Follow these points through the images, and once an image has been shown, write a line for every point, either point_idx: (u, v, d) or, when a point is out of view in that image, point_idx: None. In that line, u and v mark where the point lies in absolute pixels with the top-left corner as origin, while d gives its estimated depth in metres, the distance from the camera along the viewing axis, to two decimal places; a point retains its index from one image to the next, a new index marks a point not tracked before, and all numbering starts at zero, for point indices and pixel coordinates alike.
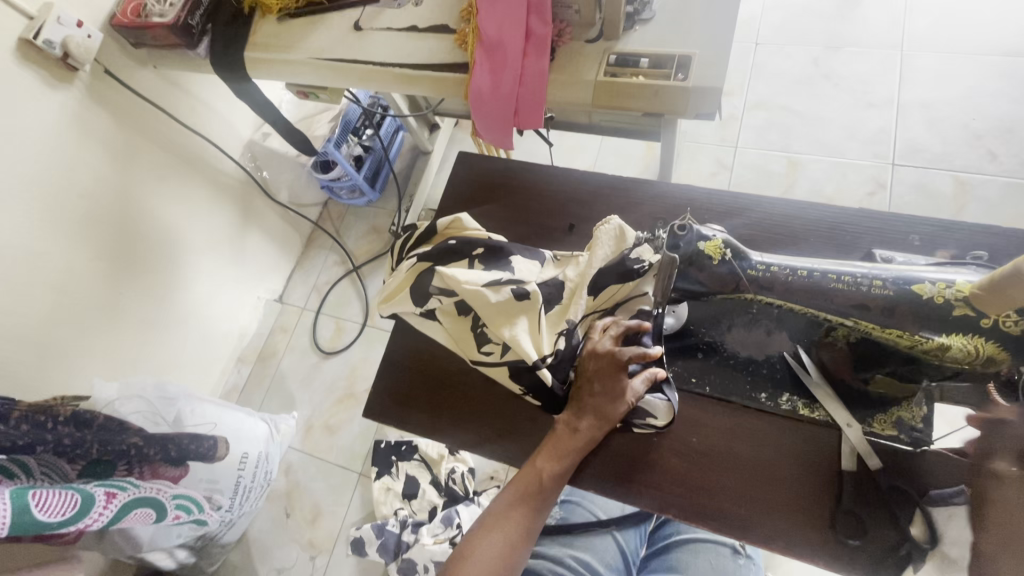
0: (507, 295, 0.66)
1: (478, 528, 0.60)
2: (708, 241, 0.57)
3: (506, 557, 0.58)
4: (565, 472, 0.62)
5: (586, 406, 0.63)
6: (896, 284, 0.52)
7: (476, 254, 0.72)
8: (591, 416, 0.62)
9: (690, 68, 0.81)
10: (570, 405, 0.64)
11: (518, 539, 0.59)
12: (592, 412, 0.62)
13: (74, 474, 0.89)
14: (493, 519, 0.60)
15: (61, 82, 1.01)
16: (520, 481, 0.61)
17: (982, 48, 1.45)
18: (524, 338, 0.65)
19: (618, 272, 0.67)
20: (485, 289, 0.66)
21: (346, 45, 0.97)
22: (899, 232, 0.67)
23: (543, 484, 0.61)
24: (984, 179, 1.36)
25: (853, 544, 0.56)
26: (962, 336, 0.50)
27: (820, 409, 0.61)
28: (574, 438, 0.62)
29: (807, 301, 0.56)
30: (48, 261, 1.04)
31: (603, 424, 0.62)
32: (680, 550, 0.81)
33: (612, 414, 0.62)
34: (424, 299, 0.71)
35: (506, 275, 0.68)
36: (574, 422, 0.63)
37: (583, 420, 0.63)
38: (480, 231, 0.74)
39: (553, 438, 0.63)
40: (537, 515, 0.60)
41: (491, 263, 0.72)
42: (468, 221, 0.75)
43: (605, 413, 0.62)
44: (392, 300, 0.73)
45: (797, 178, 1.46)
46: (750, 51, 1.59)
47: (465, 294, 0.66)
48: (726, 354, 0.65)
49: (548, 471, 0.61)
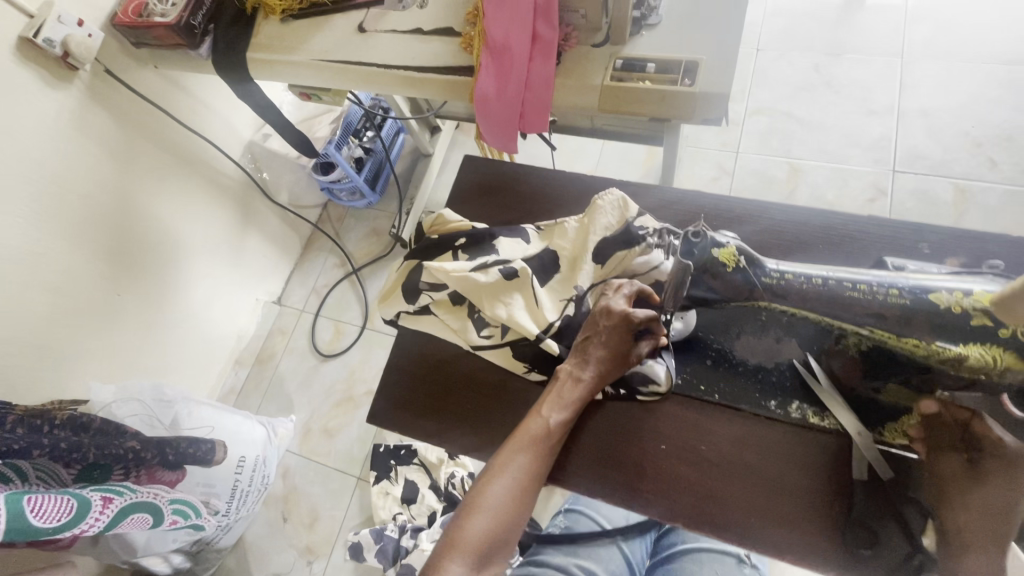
0: (496, 276, 0.70)
1: (484, 476, 0.58)
2: (720, 249, 0.56)
3: (517, 501, 0.57)
4: (568, 421, 0.62)
5: (592, 357, 0.63)
6: (913, 292, 0.51)
7: (459, 246, 0.75)
8: (596, 367, 0.63)
9: (697, 74, 0.80)
10: (575, 355, 0.64)
11: (527, 483, 0.58)
12: (598, 363, 0.63)
13: (69, 478, 0.86)
14: (503, 465, 0.58)
15: (59, 81, 1.00)
16: (525, 430, 0.61)
17: (981, 57, 1.46)
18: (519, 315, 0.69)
19: (623, 238, 0.70)
20: (473, 273, 0.70)
21: (350, 47, 0.97)
22: (907, 239, 0.67)
23: (550, 432, 0.61)
24: (984, 186, 1.36)
25: (864, 554, 0.55)
26: (981, 345, 0.49)
27: (829, 418, 0.61)
28: (577, 388, 0.63)
29: (821, 310, 0.55)
30: (45, 261, 1.03)
31: (606, 376, 0.63)
32: (685, 559, 0.80)
33: (615, 367, 0.63)
34: (416, 296, 0.75)
35: (493, 258, 0.72)
36: (578, 372, 0.63)
37: (587, 370, 0.63)
38: (463, 222, 0.77)
39: (556, 388, 0.63)
40: (544, 462, 0.60)
41: (475, 251, 0.74)
42: (450, 215, 0.78)
43: (610, 365, 0.63)
44: (388, 301, 0.77)
45: (799, 183, 1.46)
46: (751, 57, 1.59)
47: (454, 280, 0.69)
48: (735, 361, 0.65)
49: (553, 419, 0.61)
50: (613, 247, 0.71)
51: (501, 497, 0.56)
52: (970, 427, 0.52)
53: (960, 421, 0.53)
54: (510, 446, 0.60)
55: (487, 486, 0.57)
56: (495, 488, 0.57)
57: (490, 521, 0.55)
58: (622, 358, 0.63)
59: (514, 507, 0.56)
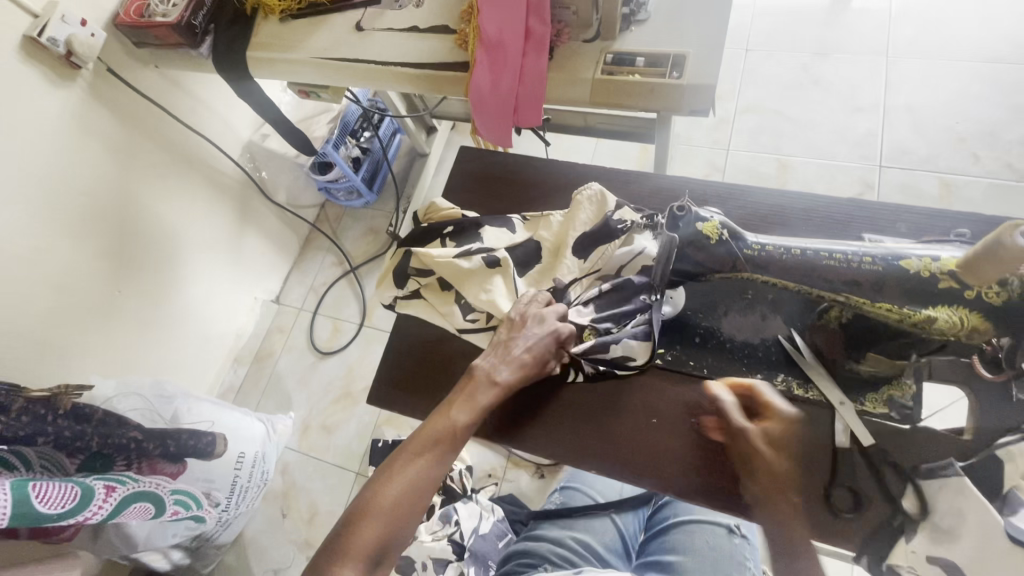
0: (478, 261, 0.73)
1: (383, 471, 0.59)
2: (705, 222, 0.59)
3: (412, 497, 0.58)
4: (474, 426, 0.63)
5: (510, 357, 0.64)
6: (885, 260, 0.54)
7: (447, 234, 0.79)
8: (513, 369, 0.64)
9: (685, 67, 0.83)
10: (491, 355, 0.65)
11: (426, 482, 0.59)
12: (513, 363, 0.64)
13: (73, 468, 0.89)
14: (400, 469, 0.59)
15: (62, 80, 1.02)
16: (429, 430, 0.61)
17: (964, 55, 1.49)
18: (501, 295, 0.72)
19: (604, 231, 0.73)
20: (458, 258, 0.73)
21: (348, 44, 0.99)
22: (886, 220, 0.70)
23: (452, 435, 0.61)
24: (968, 180, 1.40)
25: (847, 516, 0.58)
26: (949, 307, 0.52)
27: (813, 389, 0.63)
28: (490, 390, 0.63)
29: (801, 279, 0.58)
30: (47, 257, 1.04)
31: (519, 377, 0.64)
32: (677, 531, 0.80)
33: (529, 368, 0.65)
34: (405, 281, 0.78)
35: (478, 245, 0.75)
36: (495, 373, 0.64)
37: (501, 376, 0.64)
38: (452, 210, 0.80)
39: (466, 391, 0.63)
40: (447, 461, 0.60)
41: (462, 238, 0.78)
42: (443, 203, 0.82)
43: (524, 366, 0.64)
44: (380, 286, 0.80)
45: (788, 179, 1.49)
46: (741, 57, 1.63)
47: (440, 266, 0.73)
48: (722, 338, 0.67)
49: (461, 421, 0.61)
50: (594, 240, 0.73)
51: (396, 493, 0.57)
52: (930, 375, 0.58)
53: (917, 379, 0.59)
54: (413, 443, 0.60)
55: (387, 482, 0.58)
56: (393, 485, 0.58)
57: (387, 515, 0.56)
58: (541, 360, 0.65)
59: (408, 503, 0.57)
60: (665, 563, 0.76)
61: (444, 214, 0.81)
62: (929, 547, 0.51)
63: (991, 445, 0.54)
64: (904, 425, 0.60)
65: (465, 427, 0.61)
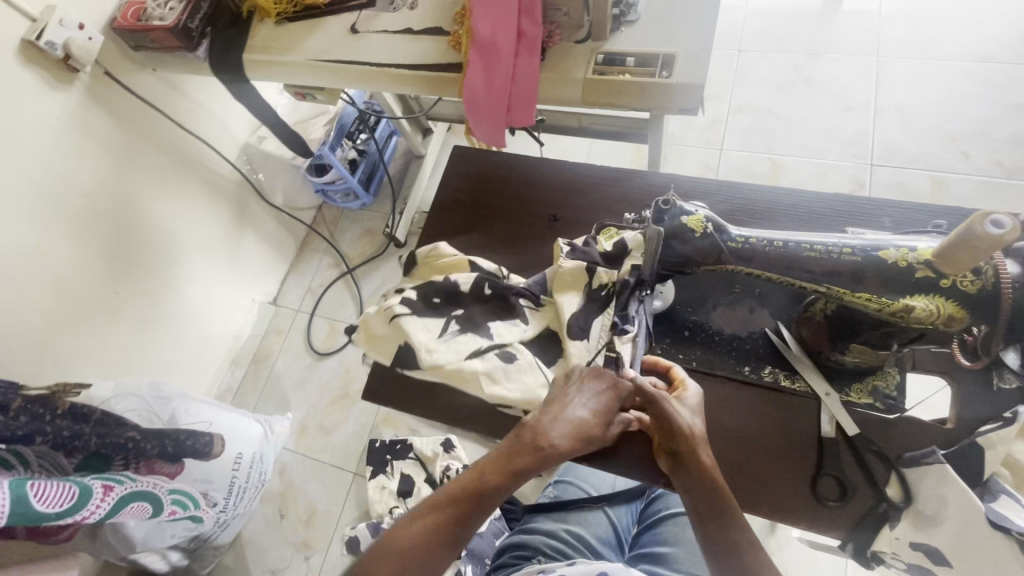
0: (492, 365, 0.68)
1: (405, 518, 0.58)
2: (690, 216, 0.60)
3: (430, 549, 0.56)
4: (511, 484, 0.59)
5: (563, 423, 0.60)
6: (864, 250, 0.55)
7: (452, 314, 0.73)
8: (568, 430, 0.60)
9: (674, 66, 0.84)
10: (545, 419, 0.61)
11: (446, 535, 0.57)
12: (567, 430, 0.60)
13: (71, 467, 0.90)
14: (425, 517, 0.57)
15: (61, 83, 1.03)
16: (458, 486, 0.59)
17: (953, 55, 1.51)
18: (524, 394, 0.67)
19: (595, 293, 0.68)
20: (471, 363, 0.68)
21: (343, 47, 1.01)
22: (872, 214, 0.71)
23: (485, 491, 0.59)
24: (958, 178, 1.41)
25: (832, 504, 0.58)
26: (925, 296, 0.53)
27: (800, 380, 0.64)
28: (536, 458, 0.59)
29: (783, 271, 0.59)
30: (45, 259, 1.05)
31: (574, 446, 0.60)
32: (669, 523, 0.81)
33: (585, 435, 0.60)
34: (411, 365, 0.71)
35: (486, 343, 0.70)
36: (544, 442, 0.59)
37: (555, 437, 0.59)
38: (455, 257, 0.77)
39: (513, 448, 0.60)
40: (469, 517, 0.58)
41: (470, 327, 0.72)
42: (445, 250, 0.78)
43: (580, 433, 0.60)
44: (380, 352, 0.73)
45: (780, 178, 1.50)
46: (733, 58, 1.64)
47: (451, 368, 0.68)
48: (711, 331, 0.68)
49: (492, 482, 0.59)
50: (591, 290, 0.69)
51: (412, 540, 0.56)
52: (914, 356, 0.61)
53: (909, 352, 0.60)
54: (440, 496, 0.59)
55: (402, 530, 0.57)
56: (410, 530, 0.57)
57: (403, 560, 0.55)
58: (601, 419, 0.61)
59: (424, 555, 0.55)
60: (658, 555, 0.77)
61: (446, 262, 0.77)
62: (911, 534, 0.53)
63: (973, 433, 0.55)
64: (889, 414, 0.61)
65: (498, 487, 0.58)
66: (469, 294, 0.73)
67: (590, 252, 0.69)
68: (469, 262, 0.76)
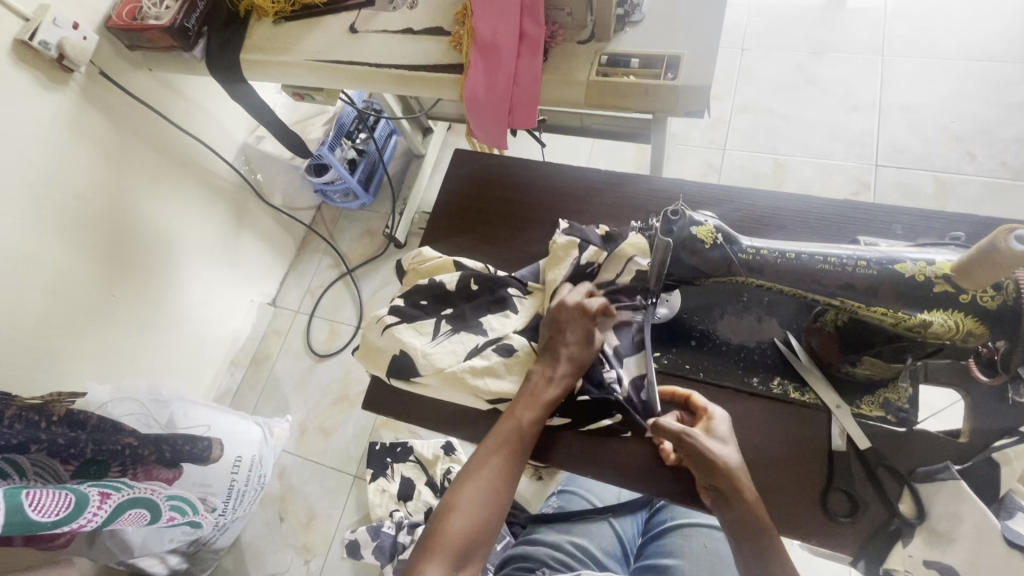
0: (490, 362, 0.68)
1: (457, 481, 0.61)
2: (699, 226, 0.58)
3: (489, 505, 0.59)
4: (542, 420, 0.63)
5: (561, 355, 0.63)
6: (879, 263, 0.53)
7: (442, 314, 0.72)
8: (567, 361, 0.63)
9: (680, 68, 0.83)
10: (546, 356, 0.64)
11: (499, 484, 0.61)
12: (568, 361, 0.63)
13: (68, 474, 0.88)
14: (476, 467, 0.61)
15: (55, 84, 1.01)
16: (496, 435, 0.63)
17: (960, 53, 1.49)
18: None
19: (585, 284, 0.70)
20: (468, 363, 0.67)
21: (342, 47, 0.99)
22: (882, 221, 0.70)
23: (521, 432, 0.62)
24: (964, 179, 1.40)
25: (844, 520, 0.57)
26: (943, 312, 0.51)
27: (810, 393, 0.63)
28: (551, 387, 0.63)
29: (796, 283, 0.57)
30: (40, 262, 1.04)
31: (578, 371, 0.63)
32: (674, 534, 0.80)
33: (585, 361, 0.64)
34: (408, 372, 0.69)
35: (481, 340, 0.69)
36: (550, 372, 0.63)
37: (558, 369, 0.63)
38: (439, 258, 0.76)
39: (529, 389, 0.64)
40: (517, 460, 0.62)
41: (462, 326, 0.71)
42: (428, 253, 0.77)
43: (580, 362, 0.63)
44: (374, 364, 0.71)
45: (784, 178, 1.49)
46: (737, 56, 1.63)
47: (449, 372, 0.67)
48: (718, 341, 0.67)
49: (525, 419, 0.62)
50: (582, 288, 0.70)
51: (465, 502, 0.59)
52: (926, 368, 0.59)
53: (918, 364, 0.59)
54: (484, 447, 0.62)
55: (457, 493, 0.60)
56: (466, 494, 0.60)
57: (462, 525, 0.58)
58: (588, 337, 0.64)
59: (486, 510, 0.59)
60: (662, 566, 0.76)
61: (432, 264, 0.76)
62: (925, 552, 0.51)
63: (986, 448, 0.55)
64: (901, 428, 0.60)
65: (531, 424, 0.62)
66: (457, 292, 0.72)
67: (585, 233, 0.71)
68: (454, 261, 0.75)
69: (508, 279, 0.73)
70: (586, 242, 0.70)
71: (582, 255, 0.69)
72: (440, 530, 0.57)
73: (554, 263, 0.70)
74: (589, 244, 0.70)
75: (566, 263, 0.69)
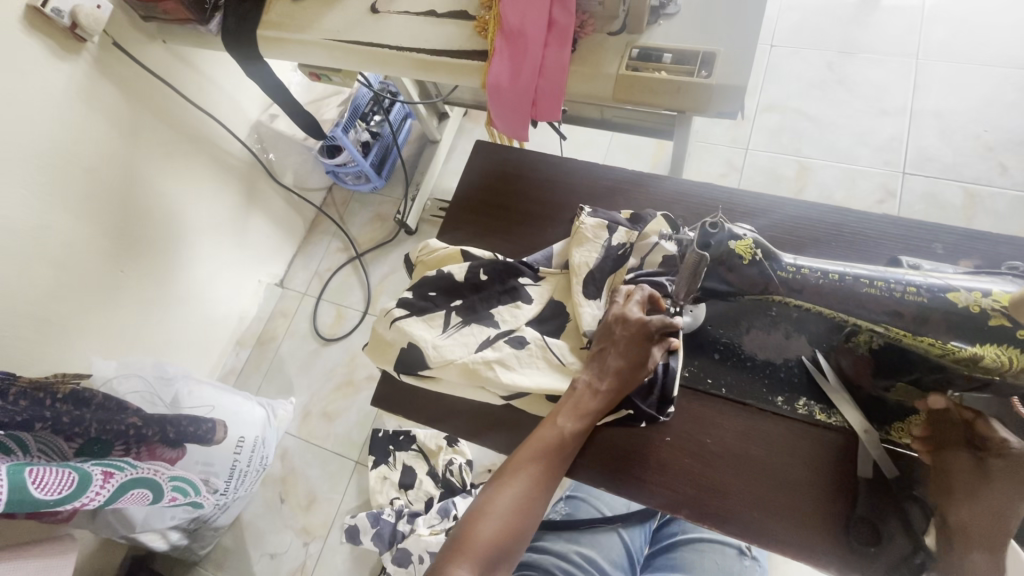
0: (503, 353, 0.65)
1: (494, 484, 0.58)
2: (738, 240, 0.56)
3: (523, 511, 0.57)
4: (583, 432, 0.61)
5: (610, 366, 0.61)
6: (931, 291, 0.51)
7: (452, 305, 0.70)
8: (615, 378, 0.61)
9: (714, 65, 0.79)
10: (593, 365, 0.62)
11: (534, 494, 0.58)
12: (615, 376, 0.61)
13: (72, 452, 0.87)
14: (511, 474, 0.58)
15: (68, 53, 0.99)
16: (537, 441, 0.60)
17: (998, 60, 1.44)
18: (541, 379, 0.64)
19: (609, 262, 0.68)
20: (479, 356, 0.65)
21: (362, 27, 0.95)
22: (921, 239, 0.67)
23: (563, 442, 0.60)
24: (994, 191, 1.36)
25: (867, 550, 0.56)
26: (997, 347, 0.49)
27: (836, 415, 0.61)
28: (595, 399, 0.61)
29: (836, 306, 0.55)
30: (47, 236, 1.02)
31: (625, 390, 0.61)
32: (686, 549, 0.80)
33: (632, 382, 0.61)
34: (417, 368, 0.67)
35: (493, 331, 0.67)
36: (596, 384, 0.61)
37: (605, 381, 0.61)
38: (446, 247, 0.74)
39: (573, 399, 0.61)
40: (554, 474, 0.59)
41: (471, 318, 0.69)
42: (435, 244, 0.75)
43: (627, 381, 0.61)
44: (384, 358, 0.69)
45: (807, 182, 1.45)
46: (765, 52, 1.57)
47: (460, 366, 0.65)
48: (743, 356, 0.65)
49: (568, 430, 0.60)
50: (604, 273, 0.67)
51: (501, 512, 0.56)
52: (973, 426, 0.54)
53: (966, 420, 0.55)
54: (522, 454, 0.59)
55: (494, 494, 0.57)
56: (501, 496, 0.57)
57: (492, 532, 0.55)
58: (641, 356, 0.60)
59: (518, 517, 0.56)
60: None
61: (438, 255, 0.74)
62: None
63: None
64: None
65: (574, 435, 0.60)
66: (466, 283, 0.70)
67: (612, 214, 0.71)
68: (462, 252, 0.73)
69: (518, 265, 0.71)
70: (614, 224, 0.69)
71: (611, 237, 0.68)
72: (472, 530, 0.55)
73: (579, 243, 0.69)
74: (619, 225, 0.69)
75: (595, 244, 0.68)
